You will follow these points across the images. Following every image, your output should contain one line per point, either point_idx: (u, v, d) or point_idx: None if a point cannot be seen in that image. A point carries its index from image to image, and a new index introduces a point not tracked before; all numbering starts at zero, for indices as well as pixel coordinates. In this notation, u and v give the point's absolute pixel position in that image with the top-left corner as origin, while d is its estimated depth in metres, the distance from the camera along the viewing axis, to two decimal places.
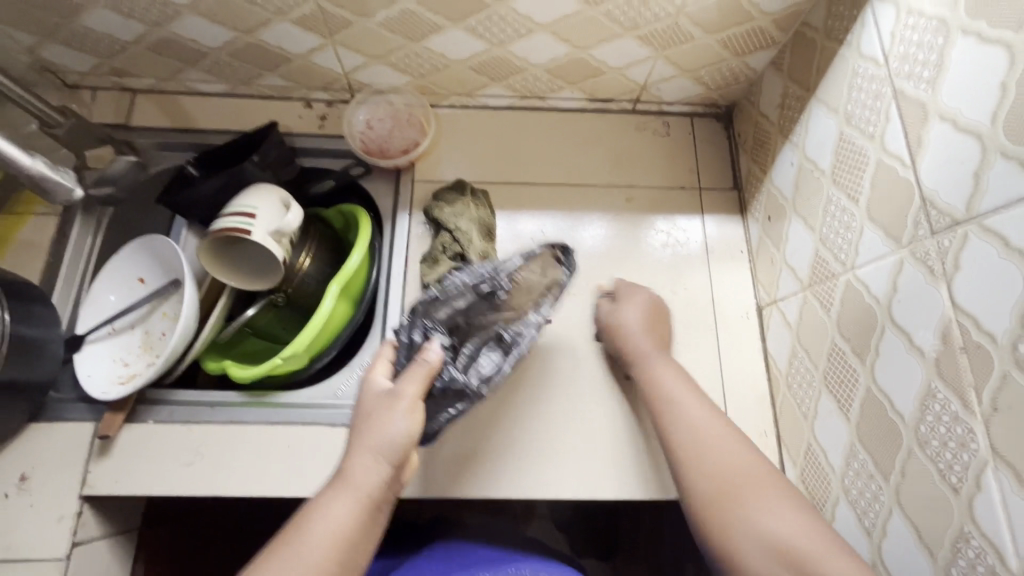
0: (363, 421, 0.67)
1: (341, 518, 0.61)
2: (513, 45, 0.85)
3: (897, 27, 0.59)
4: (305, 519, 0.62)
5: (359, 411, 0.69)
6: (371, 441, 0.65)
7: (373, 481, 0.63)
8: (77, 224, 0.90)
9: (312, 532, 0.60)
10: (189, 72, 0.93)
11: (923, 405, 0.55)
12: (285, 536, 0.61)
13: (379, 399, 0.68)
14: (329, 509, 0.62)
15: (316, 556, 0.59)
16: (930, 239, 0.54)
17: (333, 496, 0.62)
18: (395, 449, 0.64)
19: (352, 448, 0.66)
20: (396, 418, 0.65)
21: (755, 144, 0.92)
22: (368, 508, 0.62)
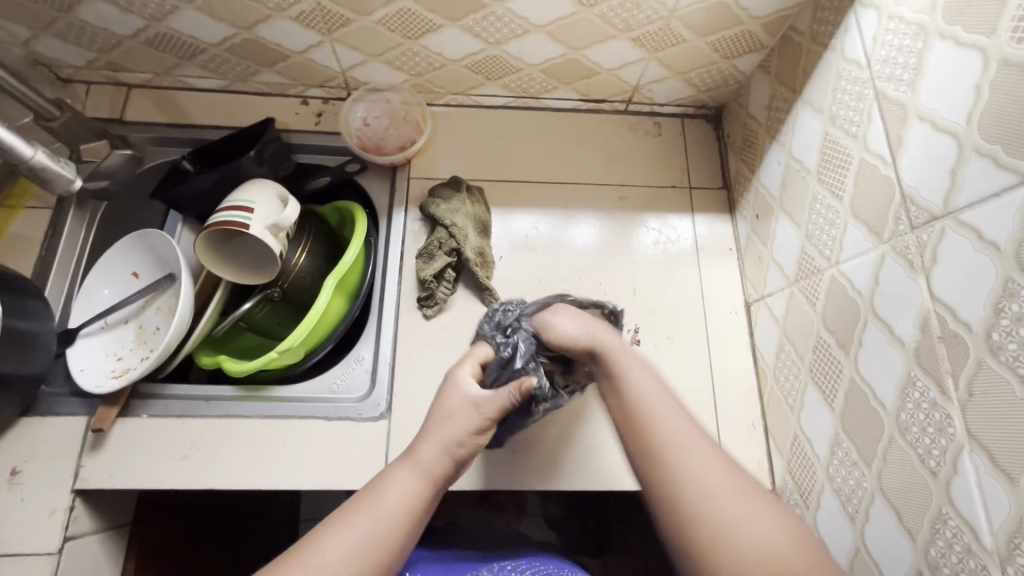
0: (435, 416, 0.68)
1: (410, 498, 0.62)
2: (509, 45, 0.87)
3: (878, 31, 0.62)
4: (370, 496, 0.62)
5: (438, 403, 0.70)
6: (445, 432, 0.66)
7: (441, 469, 0.65)
8: (70, 218, 0.89)
9: (381, 506, 0.61)
10: (186, 68, 0.93)
11: (904, 393, 0.57)
12: (350, 507, 0.61)
13: (465, 398, 0.68)
14: (397, 488, 0.63)
15: (383, 531, 0.60)
16: (910, 233, 0.57)
17: (399, 474, 0.64)
18: (467, 446, 0.66)
19: (422, 435, 0.67)
20: (472, 417, 0.67)
21: (743, 144, 0.94)
22: (432, 492, 0.64)
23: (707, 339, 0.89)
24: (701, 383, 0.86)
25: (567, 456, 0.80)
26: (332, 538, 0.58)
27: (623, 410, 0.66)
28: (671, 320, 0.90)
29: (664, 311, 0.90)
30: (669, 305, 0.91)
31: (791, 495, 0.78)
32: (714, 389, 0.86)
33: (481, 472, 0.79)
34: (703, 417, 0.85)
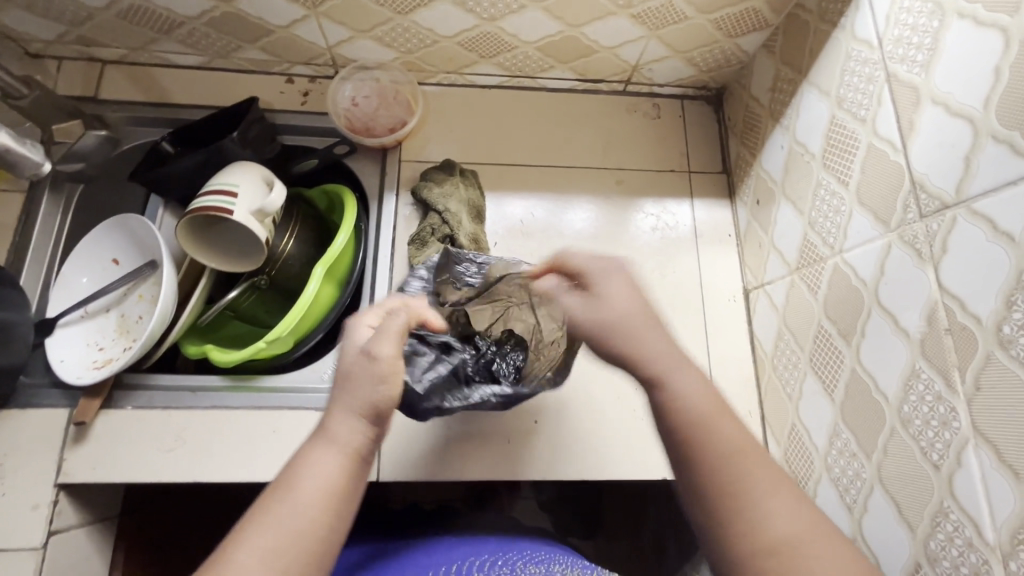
0: (348, 374, 0.55)
1: (328, 480, 0.51)
2: (504, 21, 0.83)
3: (892, 10, 0.59)
4: (279, 489, 0.50)
5: (340, 364, 0.57)
6: (361, 392, 0.54)
7: (359, 439, 0.53)
8: (45, 202, 0.85)
9: (294, 498, 0.49)
10: (163, 43, 0.88)
11: (907, 385, 0.56)
12: (256, 510, 0.49)
13: (367, 351, 0.56)
14: (312, 469, 0.51)
15: (301, 523, 0.48)
16: (918, 222, 0.55)
17: (315, 452, 0.52)
18: (386, 405, 0.54)
19: (331, 403, 0.54)
20: (387, 371, 0.54)
21: (744, 127, 0.92)
22: (361, 466, 0.53)
23: (704, 327, 0.88)
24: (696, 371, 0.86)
25: (565, 446, 0.80)
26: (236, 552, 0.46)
27: (679, 433, 0.52)
28: (669, 308, 0.88)
29: (662, 299, 0.89)
30: (667, 292, 0.89)
31: None
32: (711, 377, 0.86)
33: (472, 461, 0.78)
34: None
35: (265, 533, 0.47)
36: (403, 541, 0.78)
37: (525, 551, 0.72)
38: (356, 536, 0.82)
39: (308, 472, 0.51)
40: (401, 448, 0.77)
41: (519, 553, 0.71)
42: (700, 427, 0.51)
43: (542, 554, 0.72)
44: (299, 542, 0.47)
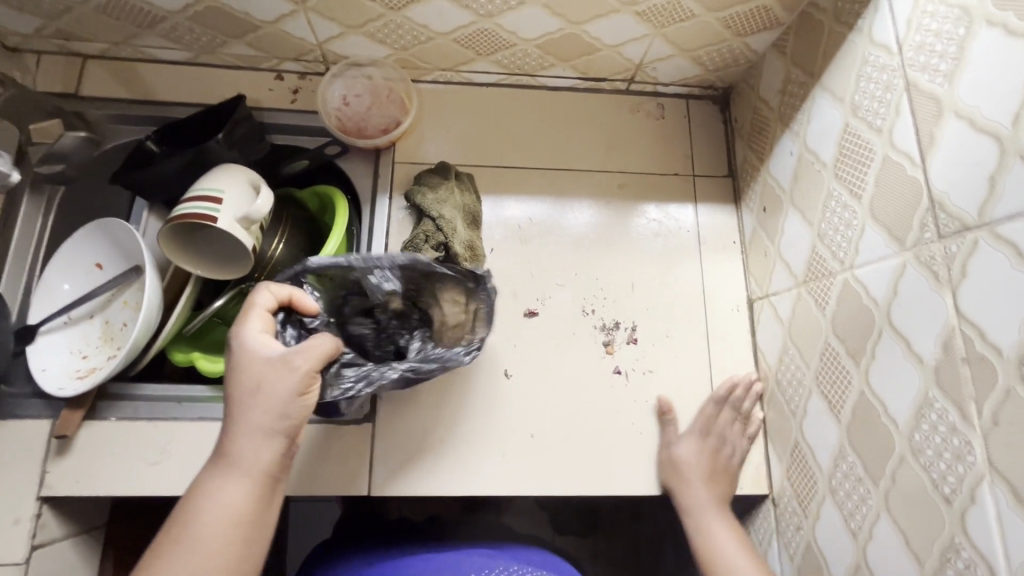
0: (245, 393, 0.59)
1: (235, 503, 0.56)
2: (501, 17, 0.78)
3: (914, 14, 0.55)
4: (187, 515, 0.55)
5: (239, 380, 0.60)
6: (260, 415, 0.58)
7: (265, 457, 0.58)
8: (25, 204, 0.82)
9: (202, 526, 0.54)
10: (146, 38, 0.84)
11: (919, 414, 0.54)
12: (167, 541, 0.54)
13: (271, 364, 0.60)
14: (216, 494, 0.56)
15: (213, 548, 0.53)
16: (936, 243, 0.52)
17: (220, 478, 0.56)
18: (292, 418, 0.59)
19: (232, 425, 0.58)
20: (292, 386, 0.60)
21: (752, 130, 0.88)
22: (268, 484, 0.58)
23: (707, 338, 0.85)
24: (698, 383, 0.83)
25: (561, 459, 0.79)
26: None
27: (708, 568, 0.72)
28: (670, 317, 0.86)
29: (663, 308, 0.86)
30: (670, 301, 0.87)
31: (789, 501, 0.75)
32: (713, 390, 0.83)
33: (467, 473, 0.77)
34: None
35: (178, 562, 0.52)
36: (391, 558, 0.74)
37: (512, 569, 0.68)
38: (346, 548, 0.80)
39: (213, 498, 0.56)
40: (395, 462, 0.77)
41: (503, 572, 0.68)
42: (724, 563, 0.71)
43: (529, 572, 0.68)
44: (211, 564, 0.53)
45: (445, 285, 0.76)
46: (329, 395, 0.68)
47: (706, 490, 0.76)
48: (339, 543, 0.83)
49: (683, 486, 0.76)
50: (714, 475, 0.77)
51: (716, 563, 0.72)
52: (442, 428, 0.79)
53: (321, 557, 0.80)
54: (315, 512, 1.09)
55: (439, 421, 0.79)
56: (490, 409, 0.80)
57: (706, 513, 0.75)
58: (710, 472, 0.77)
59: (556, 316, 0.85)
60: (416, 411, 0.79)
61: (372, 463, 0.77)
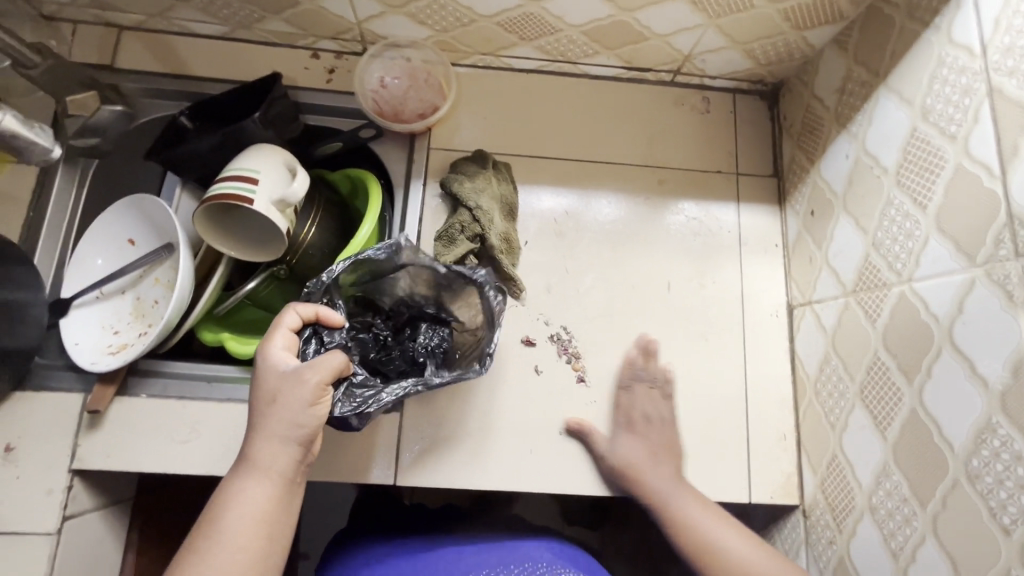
0: (264, 402, 0.60)
1: (256, 505, 0.56)
2: (550, 2, 0.75)
3: (1004, 13, 0.52)
4: (211, 519, 0.56)
5: (258, 391, 0.61)
6: (277, 423, 0.59)
7: (283, 461, 0.59)
8: (59, 175, 0.82)
9: (225, 524, 0.55)
10: (182, 10, 0.82)
11: (978, 439, 0.52)
12: (194, 539, 0.55)
13: (285, 377, 0.60)
14: (237, 500, 0.57)
15: (237, 551, 0.54)
16: (1013, 261, 0.50)
17: (242, 483, 0.57)
18: (306, 428, 0.59)
19: (254, 431, 0.59)
20: (302, 398, 0.59)
21: (803, 129, 0.84)
22: (286, 488, 0.59)
23: (742, 342, 0.83)
24: (731, 388, 0.81)
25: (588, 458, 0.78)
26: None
27: (697, 551, 0.69)
28: (705, 319, 0.84)
29: (697, 309, 0.84)
30: (706, 303, 0.84)
31: (822, 514, 0.74)
32: (747, 397, 0.81)
33: (496, 469, 0.77)
34: (731, 425, 0.80)
35: (205, 561, 0.53)
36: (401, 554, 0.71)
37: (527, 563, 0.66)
38: (369, 533, 0.80)
39: (235, 502, 0.57)
40: (423, 454, 0.76)
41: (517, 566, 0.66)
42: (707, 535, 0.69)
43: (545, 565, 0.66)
44: (236, 566, 0.54)
45: (459, 291, 0.76)
46: (338, 410, 0.66)
47: (661, 468, 0.75)
48: (361, 528, 0.83)
49: (642, 477, 0.74)
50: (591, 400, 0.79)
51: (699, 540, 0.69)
52: (470, 421, 0.78)
53: (342, 542, 0.80)
54: (333, 495, 1.10)
55: (467, 413, 0.78)
56: (519, 404, 0.79)
57: (675, 494, 0.73)
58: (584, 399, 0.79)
59: (587, 311, 0.83)
60: (444, 403, 0.78)
61: (400, 454, 0.76)
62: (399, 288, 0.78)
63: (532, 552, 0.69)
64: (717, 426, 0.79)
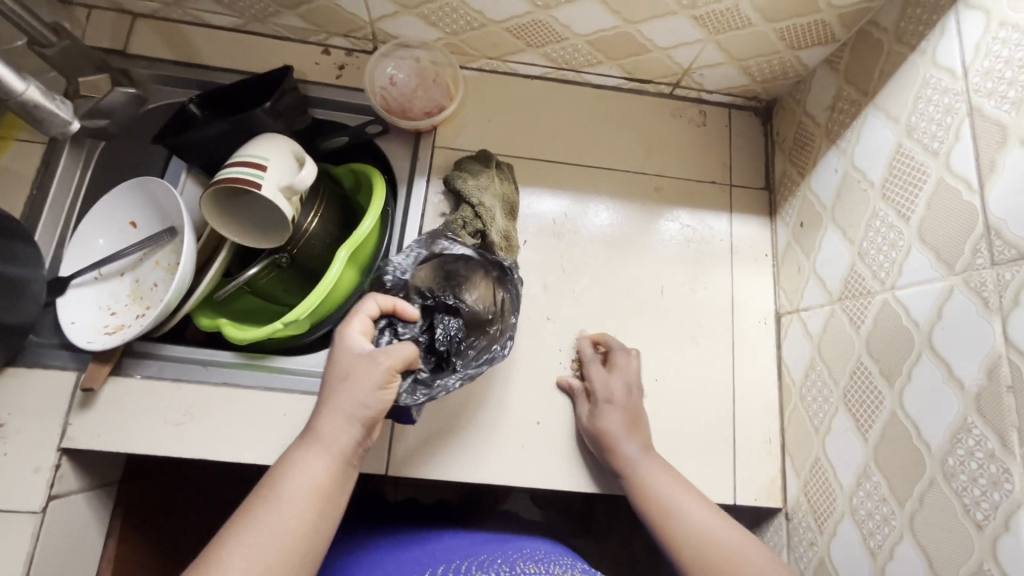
0: (336, 378, 0.62)
1: (315, 479, 0.57)
2: (558, 11, 0.78)
3: (984, 38, 0.55)
4: (270, 488, 0.56)
5: (331, 366, 0.63)
6: (345, 400, 0.60)
7: (346, 440, 0.59)
8: (65, 155, 0.82)
9: (282, 494, 0.55)
10: (198, 1, 0.84)
11: (955, 438, 0.54)
12: (249, 506, 0.55)
13: (360, 359, 0.62)
14: (300, 471, 0.57)
15: (292, 521, 0.54)
16: (988, 270, 0.52)
17: (304, 455, 0.58)
18: (371, 410, 0.61)
19: (320, 407, 0.61)
20: (374, 379, 0.61)
21: (794, 144, 0.88)
22: (343, 466, 0.59)
23: (731, 347, 0.85)
24: (720, 391, 0.83)
25: (577, 454, 0.79)
26: (233, 542, 0.52)
27: (660, 520, 0.67)
28: (695, 324, 0.86)
29: (690, 314, 0.86)
30: (697, 307, 0.87)
31: (804, 516, 0.75)
32: (734, 401, 0.83)
33: (487, 464, 0.77)
34: (718, 427, 0.81)
35: (264, 526, 0.53)
36: (398, 539, 0.73)
37: (528, 550, 0.67)
38: (356, 523, 0.80)
39: (297, 473, 0.57)
40: (416, 446, 0.77)
41: (519, 551, 0.66)
42: (671, 505, 0.67)
43: (545, 553, 0.68)
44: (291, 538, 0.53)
45: (472, 275, 0.80)
46: (403, 401, 0.68)
47: (634, 441, 0.73)
48: (349, 520, 0.83)
49: (614, 446, 0.73)
50: (635, 422, 0.75)
51: (661, 508, 0.68)
52: (463, 414, 0.79)
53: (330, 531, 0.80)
54: None
55: (460, 406, 0.79)
56: (510, 400, 0.80)
57: (644, 466, 0.71)
58: (630, 421, 0.75)
59: (580, 311, 0.85)
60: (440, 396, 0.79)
61: (392, 446, 0.77)
62: (414, 278, 0.77)
63: (531, 546, 0.70)
64: (705, 428, 0.81)
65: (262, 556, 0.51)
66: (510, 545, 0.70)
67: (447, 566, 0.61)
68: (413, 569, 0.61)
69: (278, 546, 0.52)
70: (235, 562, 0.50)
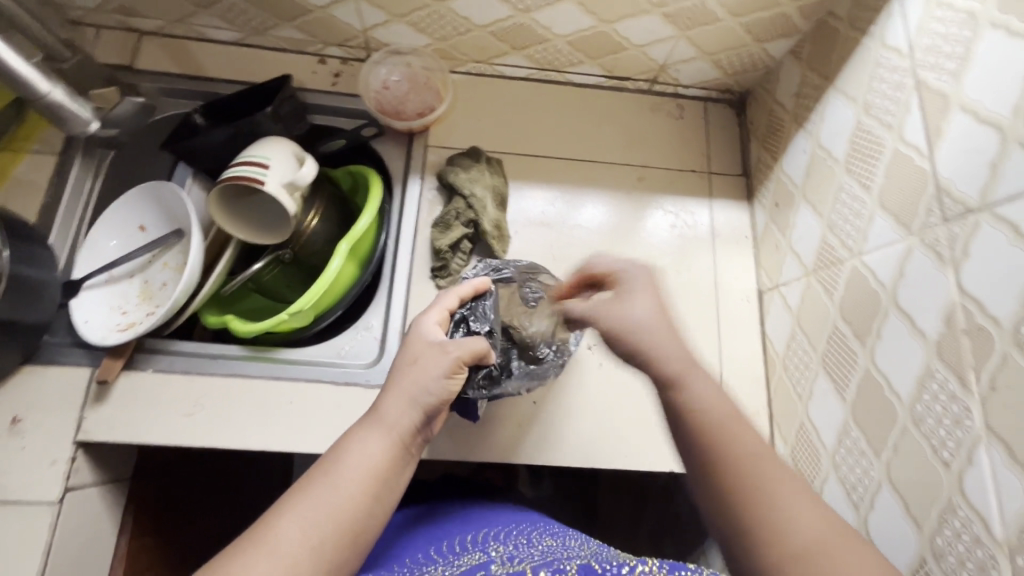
0: (406, 364, 0.64)
1: (374, 457, 0.57)
2: (537, 13, 0.84)
3: (924, 19, 0.61)
4: (329, 465, 0.56)
5: (404, 351, 0.66)
6: (410, 385, 0.62)
7: (407, 423, 0.60)
8: (76, 165, 0.87)
9: (340, 469, 0.56)
10: (201, 17, 0.89)
11: (921, 385, 0.58)
12: (308, 475, 0.55)
13: (431, 347, 0.65)
14: (360, 448, 0.58)
15: (347, 496, 0.54)
16: (940, 226, 0.57)
17: (365, 433, 0.59)
18: (434, 397, 0.62)
19: (385, 391, 0.62)
20: (441, 367, 0.63)
21: (767, 131, 0.93)
22: (401, 450, 0.59)
23: (718, 324, 0.89)
24: (709, 368, 0.86)
25: (576, 431, 0.81)
26: (290, 512, 0.52)
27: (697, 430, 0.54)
28: (681, 304, 0.89)
29: (676, 295, 0.90)
30: (683, 287, 0.91)
31: None
32: (723, 375, 0.86)
33: (489, 443, 0.80)
34: None
35: (320, 499, 0.53)
36: (411, 513, 0.75)
37: (543, 523, 0.70)
38: None
39: (357, 450, 0.57)
40: None
41: (535, 524, 0.69)
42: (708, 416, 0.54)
43: (559, 526, 0.70)
44: (345, 514, 0.53)
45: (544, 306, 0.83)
46: (471, 394, 0.73)
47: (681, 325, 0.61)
48: None
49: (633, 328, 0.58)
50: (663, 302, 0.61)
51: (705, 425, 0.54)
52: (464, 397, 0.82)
53: None
54: None
55: None
56: None
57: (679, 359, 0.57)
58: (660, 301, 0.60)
59: None
60: None
61: None
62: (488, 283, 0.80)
63: (544, 520, 0.72)
64: None
65: (310, 528, 0.51)
66: (523, 517, 0.72)
67: (466, 537, 0.64)
68: (429, 543, 0.64)
69: (333, 518, 0.53)
70: (291, 530, 0.51)
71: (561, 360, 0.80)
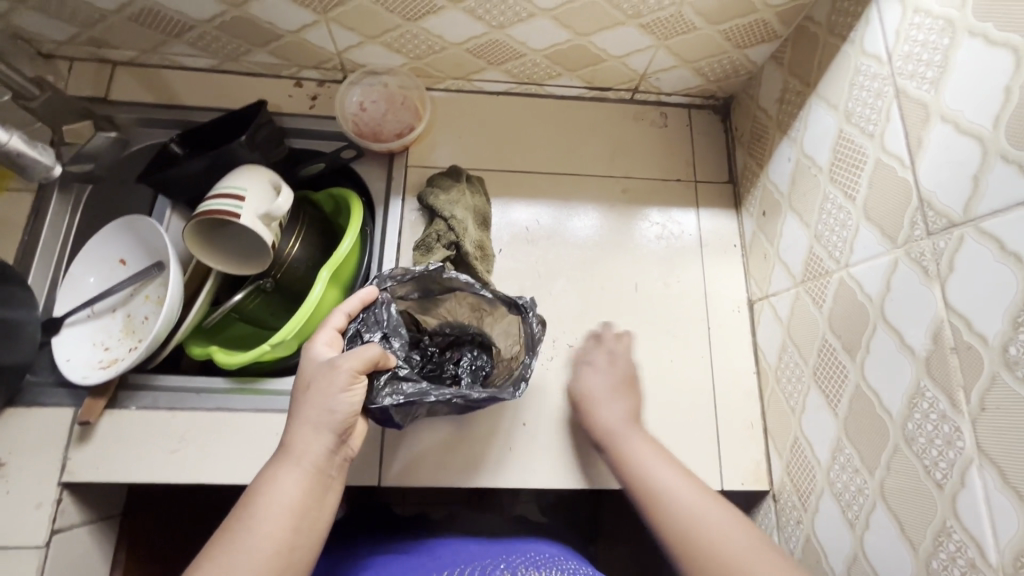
0: (304, 388, 0.64)
1: (290, 497, 0.58)
2: (512, 29, 0.83)
3: (902, 25, 0.59)
4: (245, 516, 0.56)
5: (299, 378, 0.66)
6: (312, 412, 0.62)
7: (318, 450, 0.61)
8: (54, 201, 0.86)
9: (257, 516, 0.56)
10: (174, 45, 0.88)
11: (911, 403, 0.56)
12: (226, 528, 0.56)
13: (321, 367, 0.64)
14: (274, 489, 0.58)
15: (267, 543, 0.54)
16: (925, 239, 0.55)
17: (277, 472, 0.59)
18: (340, 415, 0.62)
19: (290, 422, 0.62)
20: (339, 384, 0.62)
21: (752, 137, 0.91)
22: (317, 479, 0.60)
23: (708, 335, 0.88)
24: (702, 382, 0.85)
25: (566, 451, 0.80)
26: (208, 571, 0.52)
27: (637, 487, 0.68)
28: (670, 318, 0.88)
29: (665, 308, 0.89)
30: (671, 300, 0.89)
31: (789, 496, 0.77)
32: (715, 388, 0.85)
33: (479, 467, 0.78)
34: (704, 418, 0.83)
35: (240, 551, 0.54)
36: (401, 547, 0.73)
37: (531, 553, 0.69)
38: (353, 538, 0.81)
39: (271, 492, 0.58)
40: (407, 461, 0.78)
41: (523, 555, 0.68)
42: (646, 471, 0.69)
43: (547, 556, 0.69)
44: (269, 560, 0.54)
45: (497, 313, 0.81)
46: (380, 399, 0.67)
47: (617, 408, 0.76)
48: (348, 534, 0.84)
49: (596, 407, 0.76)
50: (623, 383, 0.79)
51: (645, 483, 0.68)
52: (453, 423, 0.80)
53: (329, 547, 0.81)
54: None
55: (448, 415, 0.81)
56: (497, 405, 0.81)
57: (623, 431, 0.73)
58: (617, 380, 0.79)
59: (561, 311, 0.87)
60: None
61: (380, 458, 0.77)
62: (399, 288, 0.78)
63: (534, 550, 0.71)
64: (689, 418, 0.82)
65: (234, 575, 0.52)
66: (512, 548, 0.71)
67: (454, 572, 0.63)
68: None
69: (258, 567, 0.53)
70: None
71: (529, 365, 0.74)
